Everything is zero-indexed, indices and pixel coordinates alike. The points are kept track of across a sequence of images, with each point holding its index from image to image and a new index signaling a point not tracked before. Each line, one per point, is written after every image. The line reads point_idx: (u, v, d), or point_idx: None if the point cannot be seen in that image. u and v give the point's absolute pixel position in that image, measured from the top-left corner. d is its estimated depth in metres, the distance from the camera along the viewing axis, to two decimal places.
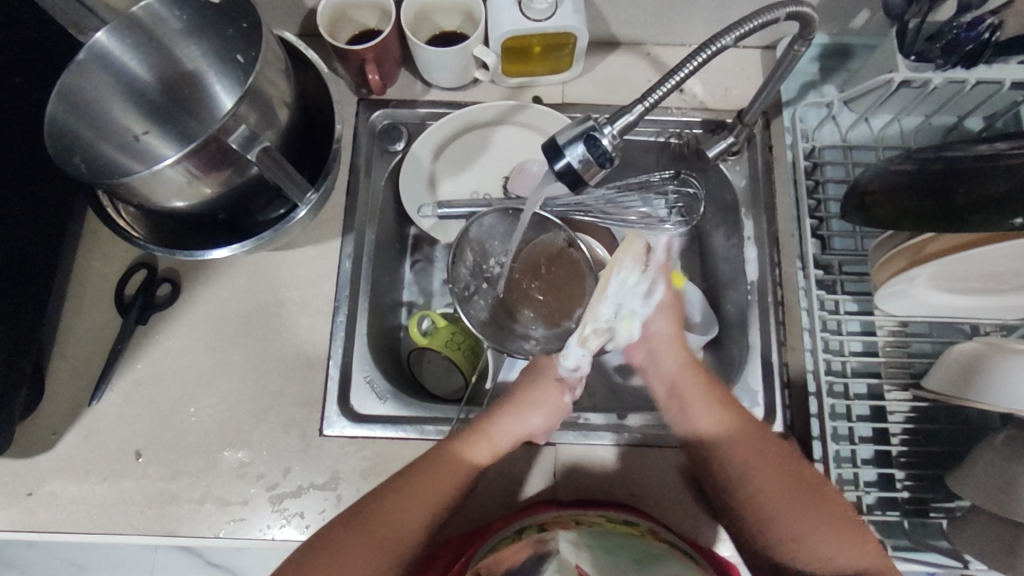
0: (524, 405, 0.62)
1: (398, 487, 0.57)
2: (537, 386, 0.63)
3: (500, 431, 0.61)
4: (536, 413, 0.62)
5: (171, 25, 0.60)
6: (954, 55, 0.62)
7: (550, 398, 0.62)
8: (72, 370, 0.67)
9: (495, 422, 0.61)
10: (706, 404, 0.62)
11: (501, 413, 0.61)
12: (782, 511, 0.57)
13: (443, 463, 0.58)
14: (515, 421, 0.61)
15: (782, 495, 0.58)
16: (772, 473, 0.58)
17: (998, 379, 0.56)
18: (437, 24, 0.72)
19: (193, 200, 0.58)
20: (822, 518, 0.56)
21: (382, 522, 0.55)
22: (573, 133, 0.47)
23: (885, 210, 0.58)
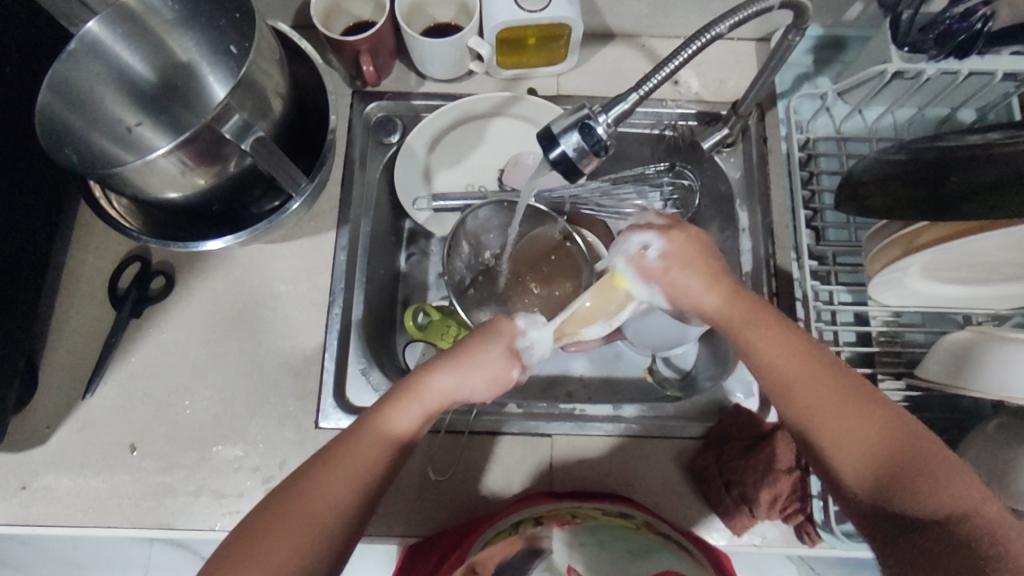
0: (467, 368, 0.53)
1: (323, 466, 0.49)
2: (486, 346, 0.54)
3: (436, 395, 0.52)
4: (478, 376, 0.53)
5: (164, 14, 0.59)
6: (948, 45, 0.62)
7: (494, 360, 0.53)
8: (66, 364, 0.67)
9: (434, 389, 0.52)
10: (767, 335, 0.51)
11: (438, 374, 0.52)
12: (845, 444, 0.48)
13: (367, 444, 0.50)
14: (455, 387, 0.53)
15: (846, 421, 0.48)
16: (824, 392, 0.49)
17: (990, 368, 0.56)
18: (431, 16, 0.72)
19: (186, 191, 0.57)
20: (887, 443, 0.47)
21: (303, 505, 0.47)
22: (567, 122, 0.47)
23: (879, 200, 0.58)
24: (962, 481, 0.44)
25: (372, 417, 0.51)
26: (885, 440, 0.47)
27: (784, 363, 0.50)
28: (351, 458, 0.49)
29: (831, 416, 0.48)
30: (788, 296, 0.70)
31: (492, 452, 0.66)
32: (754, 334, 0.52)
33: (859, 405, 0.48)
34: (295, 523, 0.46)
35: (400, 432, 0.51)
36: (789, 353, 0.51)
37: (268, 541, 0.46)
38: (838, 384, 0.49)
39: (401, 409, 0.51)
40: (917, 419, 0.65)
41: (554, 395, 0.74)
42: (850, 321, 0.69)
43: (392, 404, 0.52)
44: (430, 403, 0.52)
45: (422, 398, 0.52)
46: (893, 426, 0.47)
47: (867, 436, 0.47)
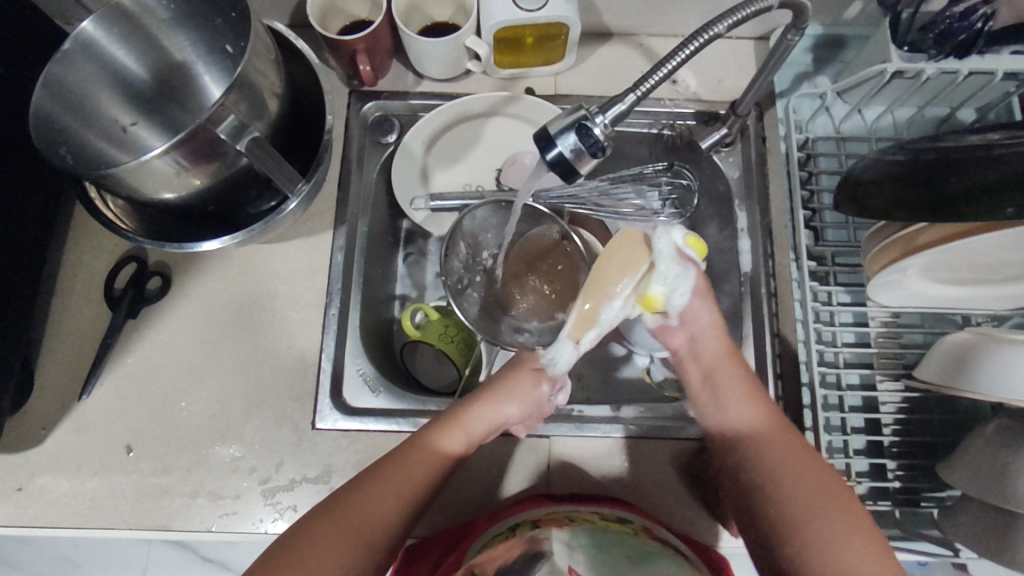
0: (512, 399, 0.60)
1: (378, 483, 0.53)
2: (525, 378, 0.62)
3: (482, 424, 0.59)
4: (521, 407, 0.60)
5: (159, 14, 0.59)
6: (948, 45, 0.62)
7: (534, 394, 0.61)
8: (62, 365, 0.67)
9: (478, 420, 0.59)
10: (742, 396, 0.59)
11: (485, 403, 0.59)
12: (796, 510, 0.51)
13: (427, 461, 0.55)
14: (499, 417, 0.60)
15: (801, 484, 0.52)
16: (783, 451, 0.55)
17: (989, 369, 0.56)
18: (428, 15, 0.71)
19: (181, 191, 0.57)
20: (835, 514, 0.50)
21: (358, 517, 0.51)
22: (565, 122, 0.47)
23: (878, 201, 0.58)
24: (868, 534, 0.49)
25: (422, 440, 0.56)
26: (837, 522, 0.50)
27: (750, 419, 0.58)
28: (407, 475, 0.54)
29: (780, 472, 0.53)
30: (787, 297, 0.69)
31: (490, 453, 0.65)
32: (735, 397, 0.59)
33: (831, 485, 0.52)
34: (348, 532, 0.50)
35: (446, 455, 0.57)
36: (766, 416, 0.58)
37: (320, 547, 0.49)
38: (800, 452, 0.55)
39: (448, 436, 0.57)
40: (916, 420, 0.65)
41: None
42: (849, 322, 0.69)
43: (439, 426, 0.58)
44: (473, 432, 0.59)
45: (467, 427, 0.58)
46: (851, 509, 0.51)
47: (803, 506, 0.51)
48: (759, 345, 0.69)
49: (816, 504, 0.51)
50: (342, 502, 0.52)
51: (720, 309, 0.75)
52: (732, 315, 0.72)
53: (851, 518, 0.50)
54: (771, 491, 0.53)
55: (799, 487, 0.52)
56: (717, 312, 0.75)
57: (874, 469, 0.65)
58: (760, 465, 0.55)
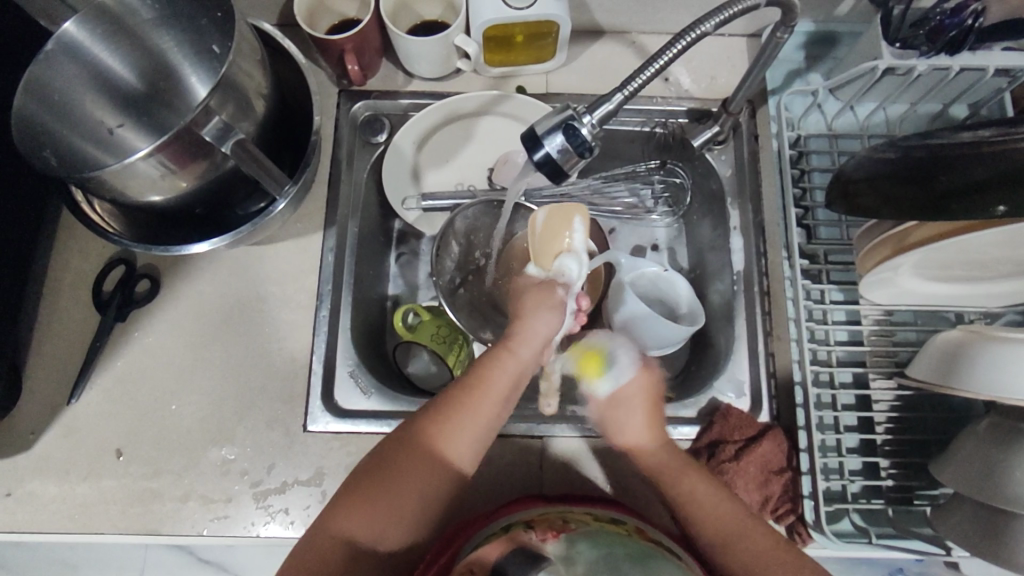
0: (536, 320, 0.61)
1: (427, 444, 0.54)
2: (546, 297, 0.63)
3: (525, 362, 0.60)
4: (551, 318, 0.62)
5: (143, 14, 0.58)
6: (939, 42, 0.62)
7: (554, 300, 0.63)
8: (50, 369, 0.66)
9: (523, 345, 0.60)
10: (648, 421, 0.61)
11: (523, 331, 0.61)
12: (716, 529, 0.56)
13: (482, 406, 0.56)
14: (535, 349, 0.61)
15: (719, 507, 0.57)
16: (702, 478, 0.58)
17: (980, 367, 0.56)
18: (417, 13, 0.71)
19: (168, 194, 0.56)
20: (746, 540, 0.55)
21: (420, 469, 0.53)
22: (551, 123, 0.47)
23: (870, 198, 0.58)
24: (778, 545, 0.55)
25: (453, 409, 0.55)
26: (750, 544, 0.55)
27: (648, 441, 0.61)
28: (469, 425, 0.55)
29: (701, 502, 0.57)
30: (779, 295, 0.69)
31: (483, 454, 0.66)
32: (638, 419, 0.61)
33: (724, 513, 0.56)
34: (410, 482, 0.53)
35: (493, 409, 0.56)
36: (659, 436, 0.61)
37: (388, 492, 0.53)
38: (709, 480, 0.58)
39: (492, 376, 0.57)
40: (909, 419, 0.65)
41: None
42: (842, 320, 0.69)
43: (490, 362, 0.58)
44: (519, 367, 0.59)
45: (510, 367, 0.58)
46: (759, 529, 0.56)
47: (732, 529, 0.56)
48: (751, 343, 0.69)
49: (740, 535, 0.55)
50: (394, 460, 0.53)
51: (713, 307, 0.74)
52: (725, 314, 0.72)
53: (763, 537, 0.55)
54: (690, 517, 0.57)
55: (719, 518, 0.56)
56: (710, 311, 0.75)
57: (866, 467, 0.65)
58: (682, 489, 0.58)
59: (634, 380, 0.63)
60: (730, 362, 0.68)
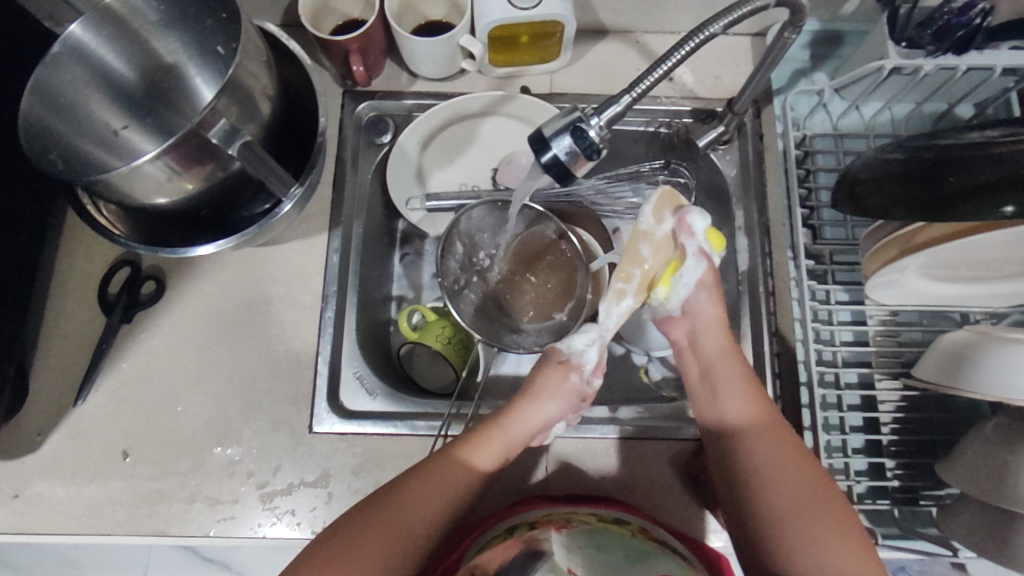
0: (546, 400, 0.58)
1: (441, 473, 0.54)
2: (550, 374, 0.59)
3: (523, 425, 0.58)
4: (556, 405, 0.59)
5: (149, 16, 0.58)
6: (946, 41, 0.62)
7: (566, 388, 0.59)
8: (57, 371, 0.66)
9: (519, 424, 0.58)
10: (745, 395, 0.58)
11: (523, 407, 0.58)
12: (796, 515, 0.52)
13: (472, 457, 0.56)
14: (539, 419, 0.59)
15: (793, 494, 0.52)
16: (799, 474, 0.53)
17: (987, 369, 0.55)
18: (422, 14, 0.71)
19: (174, 196, 0.56)
20: (823, 519, 0.51)
21: (441, 482, 0.54)
22: (560, 124, 0.46)
23: (876, 199, 0.57)
24: (856, 543, 0.50)
25: (471, 441, 0.57)
26: (832, 541, 0.50)
27: (747, 418, 0.57)
28: (486, 453, 0.56)
29: (783, 477, 0.53)
30: (784, 296, 0.69)
31: None
32: (732, 374, 0.59)
33: (816, 482, 0.53)
34: (386, 534, 0.51)
35: (500, 448, 0.57)
36: (765, 415, 0.57)
37: (356, 556, 0.49)
38: (799, 459, 0.54)
39: (485, 444, 0.57)
40: (914, 419, 0.65)
41: None
42: (847, 321, 0.69)
43: (478, 437, 0.57)
44: (510, 440, 0.58)
45: (506, 430, 0.58)
46: (840, 506, 0.52)
47: (812, 505, 0.52)
48: (757, 344, 0.69)
49: (809, 519, 0.51)
50: (395, 495, 0.53)
51: None
52: (730, 314, 0.72)
53: (840, 512, 0.52)
54: (774, 500, 0.53)
55: (794, 496, 0.52)
56: None
57: (872, 468, 0.65)
58: (756, 467, 0.54)
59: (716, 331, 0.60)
60: (735, 363, 0.68)
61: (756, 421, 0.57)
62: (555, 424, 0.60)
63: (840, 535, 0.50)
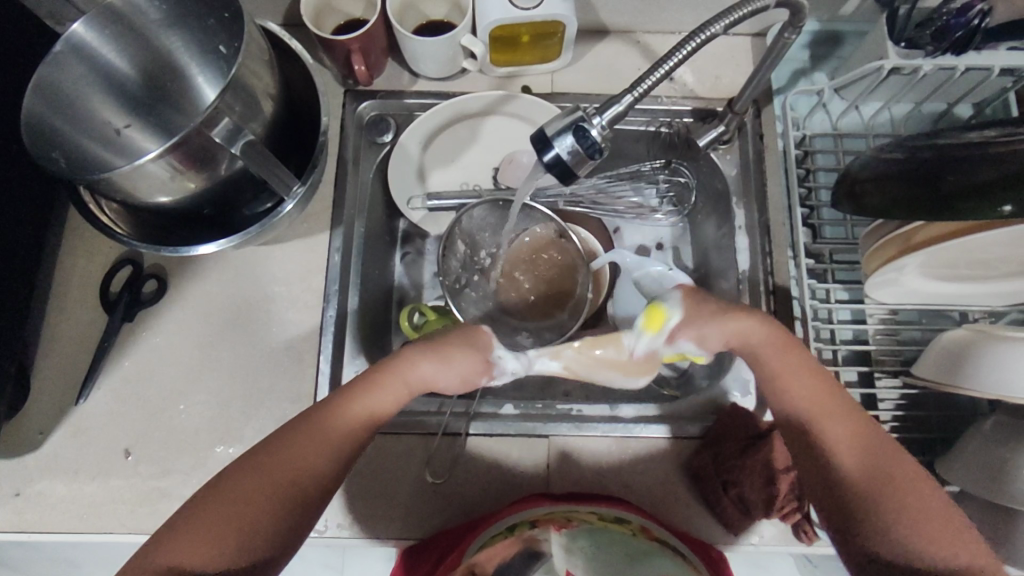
0: (431, 360, 0.56)
1: (308, 424, 0.51)
2: (467, 347, 0.57)
3: (412, 379, 0.55)
4: (449, 368, 0.56)
5: (151, 15, 0.58)
6: (944, 41, 0.62)
7: (467, 363, 0.57)
8: (58, 369, 0.66)
9: (413, 374, 0.56)
10: (806, 375, 0.55)
11: (416, 357, 0.56)
12: (889, 490, 0.50)
13: (349, 410, 0.52)
14: (425, 378, 0.56)
15: (891, 463, 0.51)
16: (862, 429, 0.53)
17: (986, 367, 0.56)
18: (424, 14, 0.71)
19: (177, 195, 0.57)
20: (917, 489, 0.50)
21: (326, 435, 0.51)
22: (562, 124, 0.47)
23: (876, 199, 0.57)
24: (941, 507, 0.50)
25: (361, 387, 0.54)
26: (926, 501, 0.50)
27: (814, 403, 0.54)
28: (364, 406, 0.53)
29: (850, 453, 0.52)
30: (784, 295, 0.69)
31: (488, 451, 0.66)
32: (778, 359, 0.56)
33: (891, 456, 0.52)
34: (265, 482, 0.49)
35: (388, 403, 0.54)
36: (829, 393, 0.55)
37: (228, 505, 0.48)
38: (852, 429, 0.53)
39: (376, 389, 0.54)
40: (913, 417, 0.65)
41: (550, 395, 0.74)
42: (847, 320, 0.69)
43: (368, 383, 0.54)
44: (394, 394, 0.55)
45: (398, 380, 0.55)
46: (922, 483, 0.50)
47: (872, 469, 0.51)
48: None
49: (890, 488, 0.50)
50: (267, 446, 0.51)
51: None
52: None
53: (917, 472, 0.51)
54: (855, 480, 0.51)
55: (859, 465, 0.52)
56: None
57: None
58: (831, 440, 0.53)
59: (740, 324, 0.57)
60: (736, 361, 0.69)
61: (818, 399, 0.54)
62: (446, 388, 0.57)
63: (914, 494, 0.50)
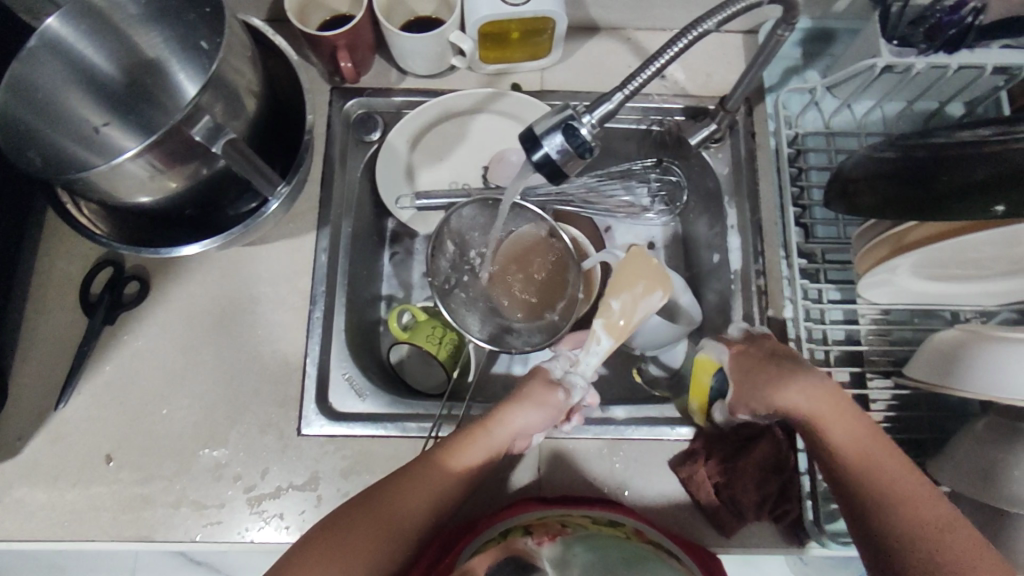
0: (529, 408, 0.58)
1: (417, 475, 0.55)
2: (536, 388, 0.59)
3: (502, 435, 0.57)
4: (539, 415, 0.58)
5: (129, 10, 0.57)
6: (937, 40, 0.62)
7: (551, 401, 0.59)
8: (37, 373, 0.65)
9: (501, 425, 0.57)
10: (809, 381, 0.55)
11: (506, 411, 0.58)
12: (885, 495, 0.50)
13: (455, 462, 0.56)
14: (518, 429, 0.58)
15: (903, 487, 0.51)
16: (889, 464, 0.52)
17: (979, 368, 0.55)
18: (411, 9, 0.69)
19: (157, 195, 0.55)
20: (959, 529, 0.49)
21: (426, 484, 0.55)
22: (551, 123, 0.45)
23: (869, 198, 0.57)
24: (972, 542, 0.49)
25: (454, 441, 0.57)
26: (944, 533, 0.49)
27: (855, 444, 0.52)
28: (464, 458, 0.56)
29: (883, 461, 0.52)
30: (776, 295, 0.69)
31: None
32: (801, 394, 0.54)
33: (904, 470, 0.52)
34: (375, 532, 0.52)
35: (479, 456, 0.57)
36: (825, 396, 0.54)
37: (339, 550, 0.51)
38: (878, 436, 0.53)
39: (469, 444, 0.57)
40: (905, 417, 0.65)
41: None
42: (839, 320, 0.69)
43: (461, 440, 0.57)
44: (491, 445, 0.57)
45: (488, 433, 0.57)
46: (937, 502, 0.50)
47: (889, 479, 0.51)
48: None
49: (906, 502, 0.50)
50: (379, 491, 0.54)
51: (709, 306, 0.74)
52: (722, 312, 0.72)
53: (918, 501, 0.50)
54: (890, 504, 0.50)
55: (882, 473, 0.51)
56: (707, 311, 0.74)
57: None
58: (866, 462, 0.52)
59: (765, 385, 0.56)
60: None
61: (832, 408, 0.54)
62: (536, 433, 0.59)
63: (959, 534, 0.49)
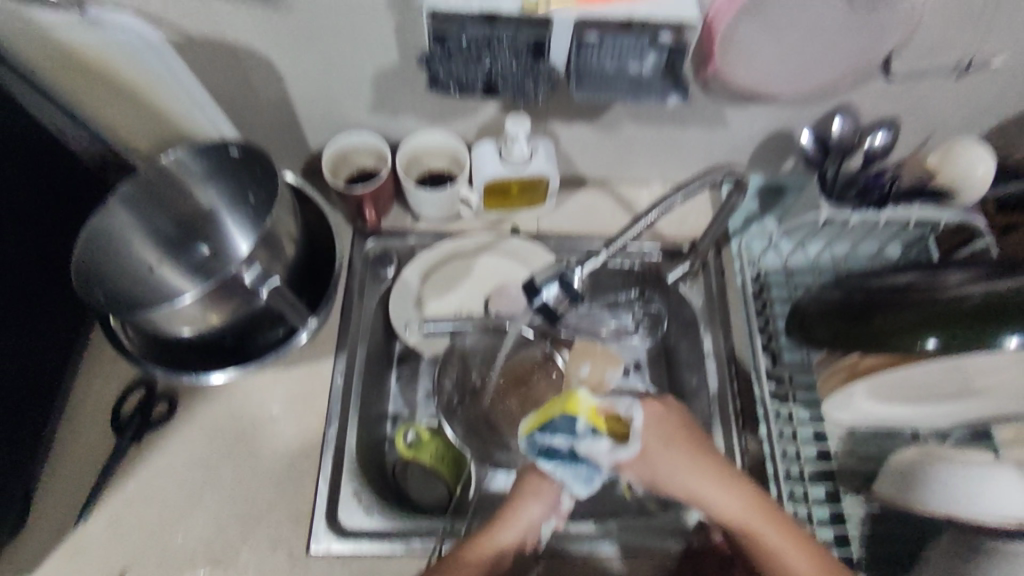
0: (531, 502, 0.62)
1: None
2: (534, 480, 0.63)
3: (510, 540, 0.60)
4: (539, 509, 0.62)
5: (194, 171, 0.68)
6: (866, 199, 0.73)
7: (549, 490, 0.63)
8: (61, 490, 0.68)
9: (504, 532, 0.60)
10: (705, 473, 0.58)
11: (506, 514, 0.61)
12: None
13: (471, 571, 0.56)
14: (522, 525, 0.61)
15: (750, 510, 0.57)
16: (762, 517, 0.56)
17: (934, 485, 0.61)
18: (426, 165, 0.80)
19: (200, 328, 0.63)
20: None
21: None
22: (548, 274, 0.54)
23: (821, 330, 0.67)
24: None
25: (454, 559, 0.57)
26: (782, 541, 0.56)
27: (737, 509, 0.57)
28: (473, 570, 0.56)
29: (783, 551, 0.55)
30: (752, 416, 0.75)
31: None
32: (686, 470, 0.58)
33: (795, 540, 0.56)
34: None
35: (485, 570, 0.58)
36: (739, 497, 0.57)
37: None
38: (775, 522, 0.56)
39: (467, 559, 0.57)
40: (881, 534, 0.70)
41: None
42: (811, 439, 0.75)
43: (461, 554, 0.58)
44: (497, 553, 0.59)
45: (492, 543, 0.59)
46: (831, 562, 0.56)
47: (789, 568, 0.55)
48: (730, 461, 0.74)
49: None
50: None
51: None
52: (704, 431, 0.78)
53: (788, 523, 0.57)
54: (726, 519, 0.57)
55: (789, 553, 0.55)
56: None
57: None
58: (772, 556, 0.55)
59: (678, 464, 0.58)
60: None
61: (736, 505, 0.57)
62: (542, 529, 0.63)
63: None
